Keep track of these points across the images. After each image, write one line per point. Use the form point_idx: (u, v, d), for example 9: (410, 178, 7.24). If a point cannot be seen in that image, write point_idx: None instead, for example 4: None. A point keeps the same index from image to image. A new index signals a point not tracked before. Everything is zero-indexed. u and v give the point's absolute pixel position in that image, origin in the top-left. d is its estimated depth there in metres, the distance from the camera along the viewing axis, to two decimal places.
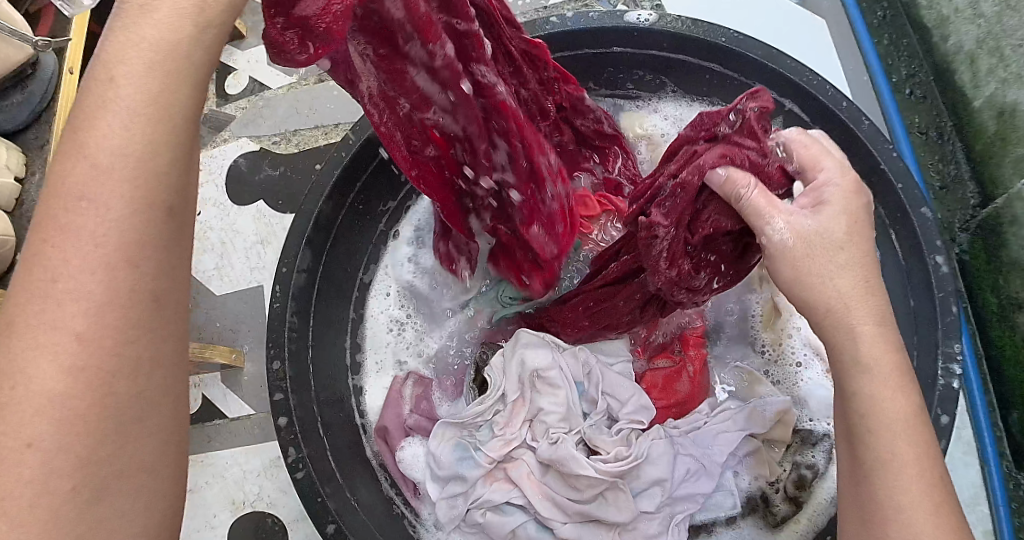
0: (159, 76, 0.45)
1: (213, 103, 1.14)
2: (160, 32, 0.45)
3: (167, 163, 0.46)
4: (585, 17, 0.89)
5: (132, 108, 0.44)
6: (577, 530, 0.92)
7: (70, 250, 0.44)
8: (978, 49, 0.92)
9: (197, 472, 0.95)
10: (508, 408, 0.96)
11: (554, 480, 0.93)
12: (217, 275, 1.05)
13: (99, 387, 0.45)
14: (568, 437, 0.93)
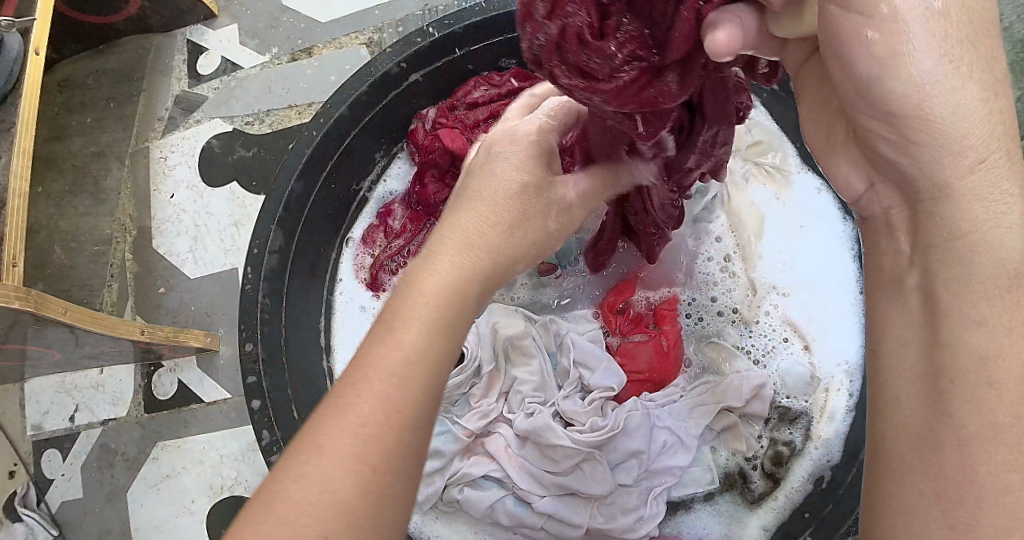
0: (471, 253, 0.51)
1: (185, 84, 1.12)
2: (486, 218, 0.53)
3: (466, 310, 0.49)
4: None
5: (456, 268, 0.50)
6: (556, 504, 0.76)
7: (404, 358, 0.45)
8: None
9: (178, 457, 0.98)
10: (485, 381, 0.81)
11: (532, 452, 0.77)
12: (191, 259, 1.05)
13: (381, 453, 0.42)
14: (544, 409, 0.78)
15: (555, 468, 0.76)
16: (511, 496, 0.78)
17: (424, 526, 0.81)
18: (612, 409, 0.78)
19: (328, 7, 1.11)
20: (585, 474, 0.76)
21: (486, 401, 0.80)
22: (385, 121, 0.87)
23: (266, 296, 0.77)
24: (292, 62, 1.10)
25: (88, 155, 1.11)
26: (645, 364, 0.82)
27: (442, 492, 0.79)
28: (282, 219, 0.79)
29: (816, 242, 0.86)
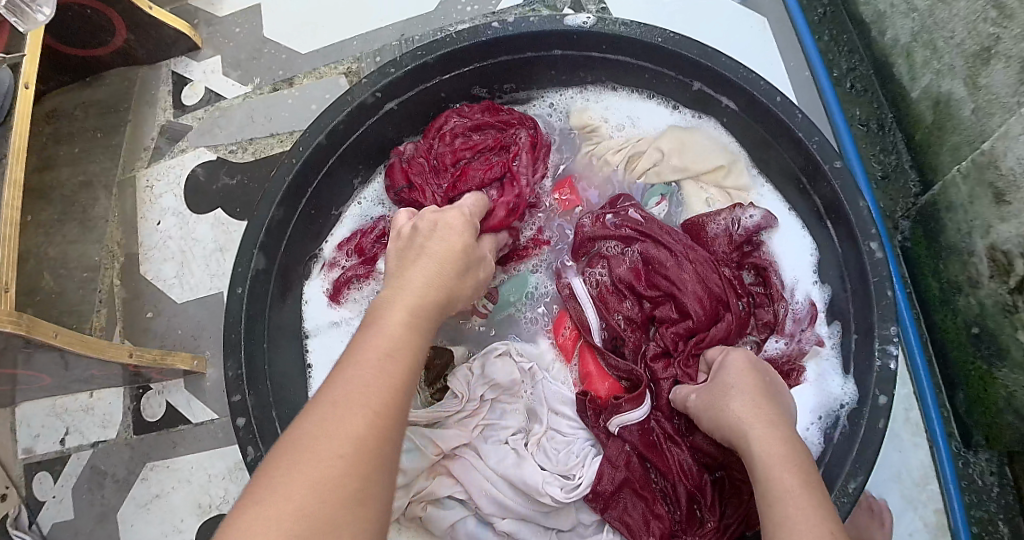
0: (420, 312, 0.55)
1: (170, 114, 1.15)
2: (426, 278, 0.58)
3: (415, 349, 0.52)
4: (525, 20, 0.84)
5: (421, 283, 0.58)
6: (517, 524, 0.76)
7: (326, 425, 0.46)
8: (913, 42, 0.84)
9: (166, 477, 1.00)
10: (467, 411, 0.79)
11: (507, 487, 0.76)
12: (178, 284, 1.07)
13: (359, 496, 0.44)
14: (520, 446, 0.79)
15: (537, 506, 0.76)
16: (473, 516, 0.78)
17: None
18: (589, 459, 0.77)
19: (308, 38, 1.14)
20: (551, 513, 0.77)
21: (445, 410, 0.79)
22: (358, 150, 0.89)
23: (247, 318, 0.80)
24: (274, 92, 1.13)
25: (75, 184, 1.13)
26: (610, 405, 0.77)
27: (406, 509, 0.77)
28: (263, 244, 0.81)
29: (793, 258, 0.83)
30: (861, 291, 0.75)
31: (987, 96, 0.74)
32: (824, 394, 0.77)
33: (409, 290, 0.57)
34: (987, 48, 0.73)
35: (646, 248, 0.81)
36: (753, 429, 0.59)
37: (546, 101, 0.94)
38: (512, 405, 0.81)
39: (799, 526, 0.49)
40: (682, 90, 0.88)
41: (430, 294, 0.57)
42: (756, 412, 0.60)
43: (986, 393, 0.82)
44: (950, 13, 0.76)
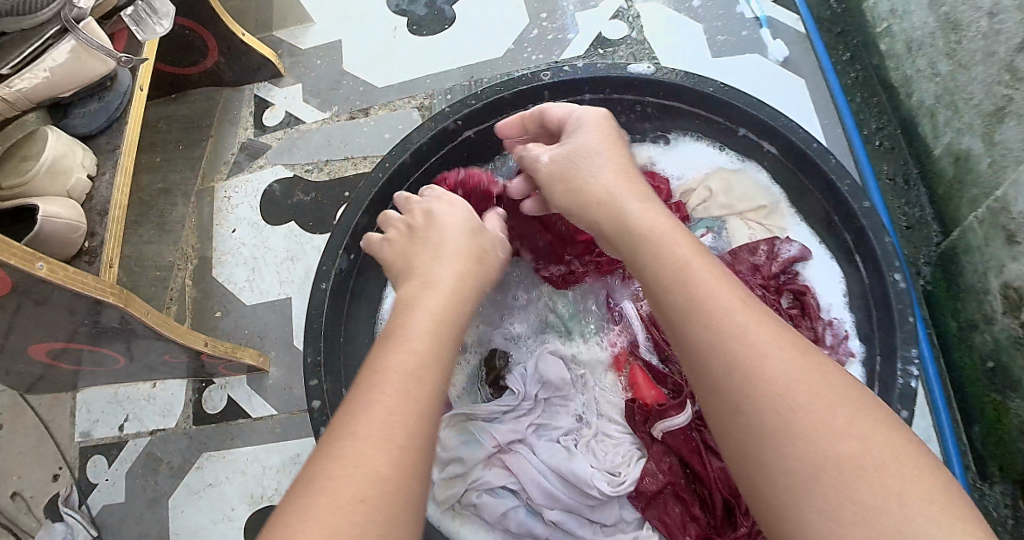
0: (404, 386, 0.58)
1: (250, 134, 1.26)
2: (427, 330, 0.64)
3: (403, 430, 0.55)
4: (594, 66, 0.96)
5: (419, 339, 0.63)
6: (564, 514, 0.80)
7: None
8: (937, 104, 0.94)
9: (223, 467, 1.05)
10: (522, 408, 0.86)
11: (558, 480, 0.81)
12: (248, 287, 1.15)
13: None
14: (571, 442, 0.84)
15: (584, 498, 0.80)
16: (524, 507, 0.82)
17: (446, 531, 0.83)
18: (637, 460, 0.82)
19: (385, 73, 1.26)
20: (596, 506, 0.80)
21: (502, 402, 0.86)
22: (449, 161, 1.00)
23: (328, 311, 0.88)
24: (350, 120, 1.24)
25: (156, 191, 1.23)
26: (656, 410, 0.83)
27: (461, 495, 0.82)
28: (348, 244, 0.91)
29: (822, 288, 0.92)
30: (883, 315, 0.83)
31: (1002, 150, 0.83)
32: None
33: (415, 339, 0.62)
34: (1001, 109, 0.82)
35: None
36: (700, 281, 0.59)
37: None
38: (564, 405, 0.86)
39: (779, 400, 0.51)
40: (730, 135, 0.98)
41: (441, 334, 0.64)
42: (757, 323, 0.55)
43: (1001, 424, 0.88)
44: (970, 78, 0.87)
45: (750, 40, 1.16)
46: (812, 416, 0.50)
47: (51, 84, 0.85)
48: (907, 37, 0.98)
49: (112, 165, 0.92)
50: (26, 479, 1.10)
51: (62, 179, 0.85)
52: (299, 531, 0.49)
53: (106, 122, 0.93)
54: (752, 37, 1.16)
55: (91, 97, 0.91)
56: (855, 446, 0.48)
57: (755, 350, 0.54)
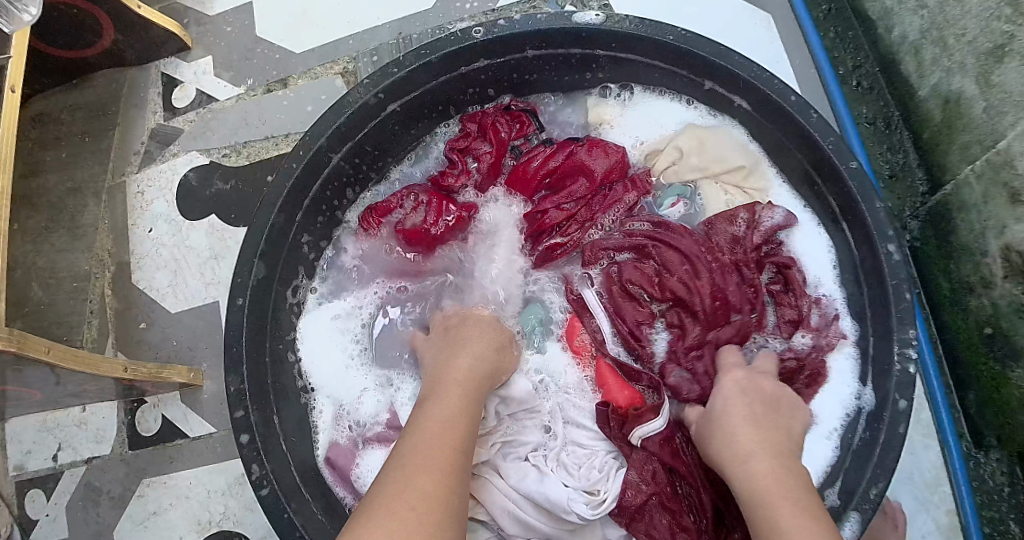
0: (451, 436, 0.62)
1: (160, 118, 1.13)
2: (458, 388, 0.68)
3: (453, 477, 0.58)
4: (533, 19, 0.83)
5: (452, 392, 0.68)
6: None
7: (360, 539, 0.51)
8: (922, 39, 0.82)
9: (165, 493, 0.97)
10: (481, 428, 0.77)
11: (529, 505, 0.74)
12: (172, 293, 1.05)
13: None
14: (541, 460, 0.76)
15: (560, 523, 0.73)
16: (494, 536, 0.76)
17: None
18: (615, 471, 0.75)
19: (305, 36, 1.12)
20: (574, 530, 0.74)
21: None
22: (382, 133, 0.90)
23: (249, 331, 0.79)
24: (267, 94, 1.11)
25: (63, 191, 1.11)
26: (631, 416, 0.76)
27: None
28: (265, 250, 0.82)
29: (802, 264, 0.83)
30: (879, 292, 0.75)
31: (1001, 94, 0.72)
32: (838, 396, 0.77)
33: (457, 392, 0.67)
34: (999, 46, 0.71)
35: (662, 254, 0.82)
36: (751, 457, 0.62)
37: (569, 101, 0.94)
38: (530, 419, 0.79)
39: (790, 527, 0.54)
40: (695, 89, 0.87)
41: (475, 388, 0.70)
42: (755, 439, 0.64)
43: (999, 394, 0.81)
44: (963, 10, 0.74)
45: None
46: (803, 529, 0.54)
47: None
48: None
49: None
50: None
51: None
52: (389, 508, 0.53)
53: None
54: None
55: None
56: (811, 523, 0.54)
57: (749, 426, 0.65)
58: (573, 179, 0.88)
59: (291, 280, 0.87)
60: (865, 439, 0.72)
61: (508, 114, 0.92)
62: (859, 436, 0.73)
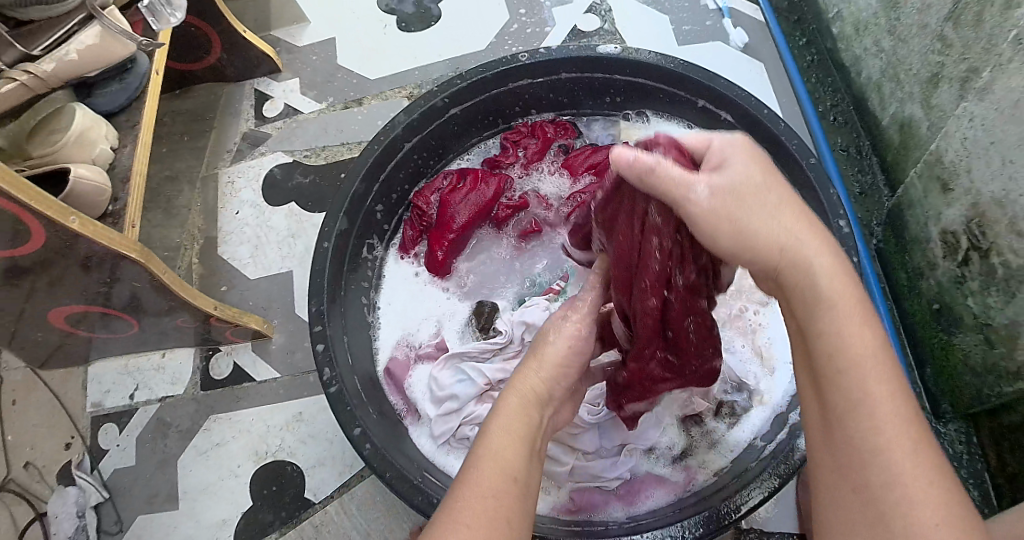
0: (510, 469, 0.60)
1: (251, 123, 1.34)
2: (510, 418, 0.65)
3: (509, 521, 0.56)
4: (568, 48, 1.03)
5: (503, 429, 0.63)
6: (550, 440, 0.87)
7: None
8: (882, 78, 1.05)
9: (229, 428, 1.11)
10: (510, 350, 0.95)
11: None
12: (252, 263, 1.22)
13: None
14: None
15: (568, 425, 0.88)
16: None
17: (441, 461, 0.91)
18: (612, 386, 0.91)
19: (379, 67, 1.35)
20: (579, 435, 0.88)
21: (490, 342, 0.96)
22: (444, 132, 1.07)
23: (330, 269, 0.94)
24: (344, 110, 1.32)
25: (161, 178, 1.29)
26: None
27: (455, 430, 0.91)
28: (347, 210, 0.97)
29: None
30: None
31: (939, 112, 0.92)
32: None
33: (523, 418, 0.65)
34: (936, 74, 0.92)
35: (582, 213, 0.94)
36: (847, 312, 0.54)
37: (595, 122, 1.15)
38: None
39: (877, 413, 0.50)
40: (690, 108, 1.06)
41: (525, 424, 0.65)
42: (811, 234, 0.58)
43: (947, 361, 0.97)
44: (908, 50, 0.97)
45: (713, 28, 1.26)
46: (864, 340, 0.53)
47: (77, 66, 0.93)
48: (854, 20, 1.09)
49: (132, 140, 0.99)
50: (38, 448, 1.14)
51: (88, 149, 0.92)
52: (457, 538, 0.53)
53: (128, 101, 1.01)
54: (716, 27, 1.27)
55: (114, 78, 0.99)
56: (893, 415, 0.50)
57: (754, 199, 0.60)
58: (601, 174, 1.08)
59: (365, 238, 1.02)
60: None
61: (554, 124, 1.13)
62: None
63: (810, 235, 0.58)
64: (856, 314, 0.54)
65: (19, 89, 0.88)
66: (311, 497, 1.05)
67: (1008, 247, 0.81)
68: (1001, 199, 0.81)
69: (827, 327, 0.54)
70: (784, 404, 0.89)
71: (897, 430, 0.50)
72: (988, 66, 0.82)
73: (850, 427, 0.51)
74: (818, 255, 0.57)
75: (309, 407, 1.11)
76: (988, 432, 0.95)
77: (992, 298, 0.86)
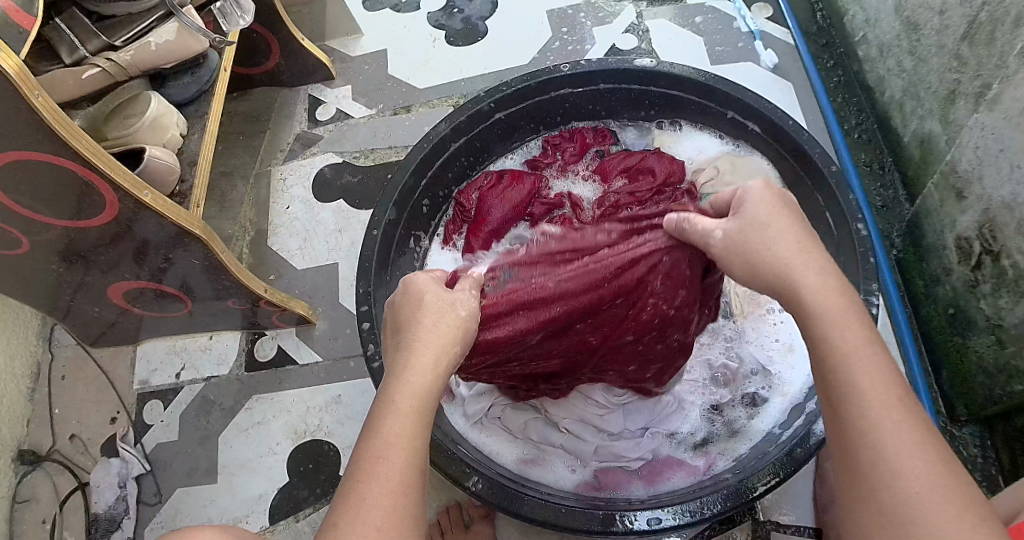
0: (415, 421, 0.60)
1: (304, 125, 1.42)
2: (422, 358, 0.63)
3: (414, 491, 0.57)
4: (607, 60, 1.10)
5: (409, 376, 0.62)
6: (576, 422, 0.92)
7: None
8: (904, 96, 1.10)
9: (270, 407, 1.16)
10: None
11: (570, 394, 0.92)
12: (299, 254, 1.28)
13: None
14: None
15: (594, 408, 0.91)
16: (541, 419, 0.93)
17: (472, 435, 0.95)
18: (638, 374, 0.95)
19: (426, 77, 1.43)
20: (604, 416, 0.91)
21: None
22: (489, 134, 1.14)
23: (378, 253, 1.00)
24: (393, 115, 1.40)
25: (217, 173, 1.36)
26: None
27: (486, 409, 0.95)
28: (397, 200, 1.03)
29: None
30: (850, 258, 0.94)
31: (955, 126, 0.97)
32: None
33: (427, 361, 0.63)
34: (952, 92, 0.97)
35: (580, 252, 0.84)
36: (836, 313, 0.60)
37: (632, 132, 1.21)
38: None
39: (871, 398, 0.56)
40: (721, 119, 1.13)
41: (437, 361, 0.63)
42: (805, 258, 0.64)
43: (962, 365, 1.00)
44: (928, 69, 1.03)
45: (745, 50, 1.34)
46: (849, 340, 0.59)
47: (158, 57, 1.01)
48: (879, 43, 1.15)
49: (199, 129, 1.08)
50: (86, 421, 1.19)
51: (161, 133, 1.00)
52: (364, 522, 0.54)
53: (197, 93, 1.09)
54: (748, 48, 1.34)
55: (186, 72, 1.07)
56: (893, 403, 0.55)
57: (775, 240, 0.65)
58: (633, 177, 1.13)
59: (411, 230, 1.09)
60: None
61: (594, 131, 1.20)
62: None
63: (810, 262, 0.63)
64: (870, 356, 0.58)
65: (101, 74, 0.97)
66: (345, 476, 1.09)
67: (1017, 249, 0.86)
68: (1009, 202, 0.86)
69: (845, 370, 0.57)
70: (803, 395, 0.92)
71: (930, 468, 0.53)
72: (998, 80, 0.87)
73: (854, 417, 0.56)
74: (817, 278, 0.62)
75: (349, 390, 1.15)
76: (1003, 434, 0.98)
77: (1003, 300, 0.90)
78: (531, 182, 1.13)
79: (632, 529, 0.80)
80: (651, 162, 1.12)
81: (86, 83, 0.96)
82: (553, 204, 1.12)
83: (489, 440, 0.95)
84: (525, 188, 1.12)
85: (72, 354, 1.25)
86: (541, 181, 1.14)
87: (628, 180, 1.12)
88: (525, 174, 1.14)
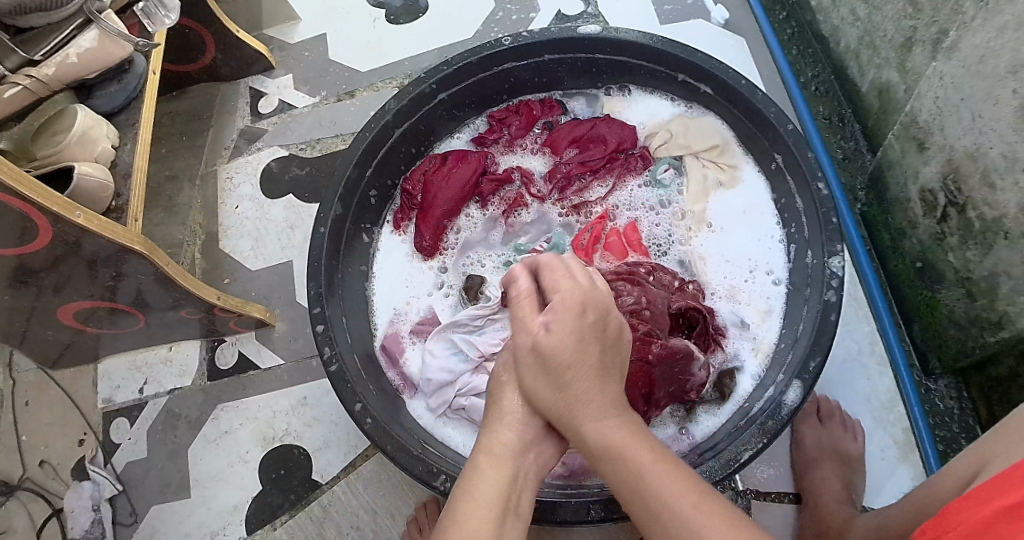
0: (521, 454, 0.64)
1: (247, 120, 1.37)
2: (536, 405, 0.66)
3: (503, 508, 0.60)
4: (548, 30, 1.04)
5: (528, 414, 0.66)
6: None
7: None
8: (860, 46, 1.07)
9: (236, 415, 1.14)
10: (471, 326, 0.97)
11: None
12: (253, 254, 1.25)
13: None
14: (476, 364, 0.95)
15: None
16: None
17: (437, 431, 0.94)
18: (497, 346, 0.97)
19: (369, 59, 1.38)
20: None
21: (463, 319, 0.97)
22: (434, 117, 1.09)
23: (327, 252, 0.97)
24: (338, 102, 1.35)
25: (163, 177, 1.32)
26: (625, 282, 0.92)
27: (451, 400, 0.93)
28: (342, 195, 0.99)
29: (754, 210, 1.02)
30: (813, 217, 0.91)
31: (914, 75, 0.95)
32: (778, 304, 0.96)
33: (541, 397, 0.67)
34: (909, 38, 0.94)
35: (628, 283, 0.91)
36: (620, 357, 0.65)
37: (583, 101, 1.15)
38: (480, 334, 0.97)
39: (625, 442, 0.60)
40: (672, 83, 1.08)
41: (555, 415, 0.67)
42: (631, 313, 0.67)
43: (933, 316, 0.99)
44: (882, 17, 0.99)
45: (695, 7, 1.29)
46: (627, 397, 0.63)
47: (77, 69, 0.96)
48: None
49: (131, 139, 1.03)
50: (52, 445, 1.16)
51: (91, 148, 0.95)
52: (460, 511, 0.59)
53: (127, 100, 1.05)
54: (698, 4, 1.29)
55: (111, 79, 1.02)
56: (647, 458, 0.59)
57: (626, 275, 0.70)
58: (585, 146, 1.09)
59: (361, 224, 1.05)
60: (807, 325, 0.87)
61: (541, 101, 1.15)
62: (802, 324, 0.88)
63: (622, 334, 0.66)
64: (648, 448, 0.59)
65: (23, 92, 0.91)
66: (318, 478, 1.08)
67: (983, 201, 0.85)
68: (972, 152, 0.84)
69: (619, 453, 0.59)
70: (774, 359, 0.91)
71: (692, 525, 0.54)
72: (956, 26, 0.84)
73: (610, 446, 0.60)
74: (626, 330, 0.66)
75: (314, 392, 1.14)
76: (977, 386, 0.98)
77: (971, 252, 0.89)
78: (474, 160, 1.08)
79: (608, 515, 0.80)
80: (602, 131, 1.08)
81: (5, 103, 0.90)
82: (501, 183, 1.09)
83: (456, 433, 0.94)
84: (469, 166, 1.08)
85: (32, 378, 1.21)
86: (484, 157, 1.09)
87: (579, 149, 1.09)
88: (468, 153, 1.09)
